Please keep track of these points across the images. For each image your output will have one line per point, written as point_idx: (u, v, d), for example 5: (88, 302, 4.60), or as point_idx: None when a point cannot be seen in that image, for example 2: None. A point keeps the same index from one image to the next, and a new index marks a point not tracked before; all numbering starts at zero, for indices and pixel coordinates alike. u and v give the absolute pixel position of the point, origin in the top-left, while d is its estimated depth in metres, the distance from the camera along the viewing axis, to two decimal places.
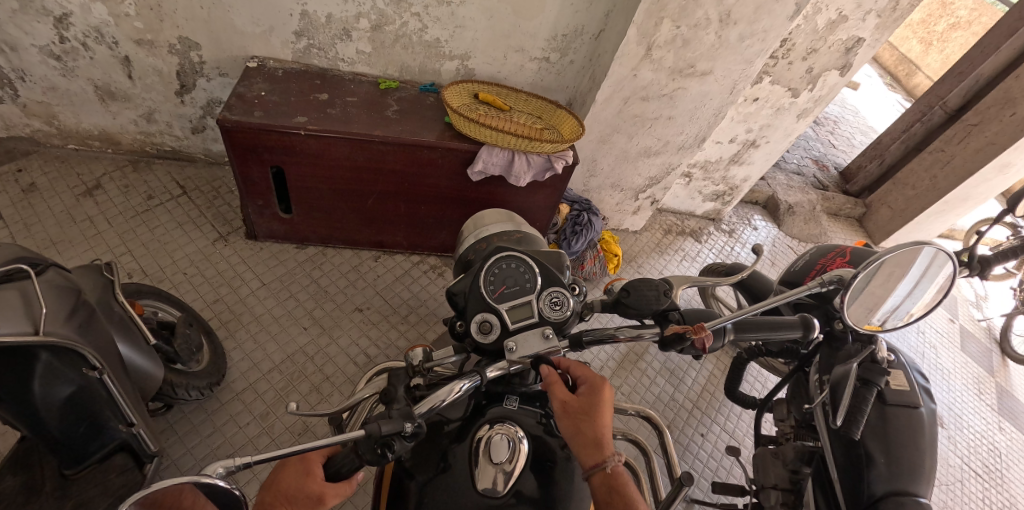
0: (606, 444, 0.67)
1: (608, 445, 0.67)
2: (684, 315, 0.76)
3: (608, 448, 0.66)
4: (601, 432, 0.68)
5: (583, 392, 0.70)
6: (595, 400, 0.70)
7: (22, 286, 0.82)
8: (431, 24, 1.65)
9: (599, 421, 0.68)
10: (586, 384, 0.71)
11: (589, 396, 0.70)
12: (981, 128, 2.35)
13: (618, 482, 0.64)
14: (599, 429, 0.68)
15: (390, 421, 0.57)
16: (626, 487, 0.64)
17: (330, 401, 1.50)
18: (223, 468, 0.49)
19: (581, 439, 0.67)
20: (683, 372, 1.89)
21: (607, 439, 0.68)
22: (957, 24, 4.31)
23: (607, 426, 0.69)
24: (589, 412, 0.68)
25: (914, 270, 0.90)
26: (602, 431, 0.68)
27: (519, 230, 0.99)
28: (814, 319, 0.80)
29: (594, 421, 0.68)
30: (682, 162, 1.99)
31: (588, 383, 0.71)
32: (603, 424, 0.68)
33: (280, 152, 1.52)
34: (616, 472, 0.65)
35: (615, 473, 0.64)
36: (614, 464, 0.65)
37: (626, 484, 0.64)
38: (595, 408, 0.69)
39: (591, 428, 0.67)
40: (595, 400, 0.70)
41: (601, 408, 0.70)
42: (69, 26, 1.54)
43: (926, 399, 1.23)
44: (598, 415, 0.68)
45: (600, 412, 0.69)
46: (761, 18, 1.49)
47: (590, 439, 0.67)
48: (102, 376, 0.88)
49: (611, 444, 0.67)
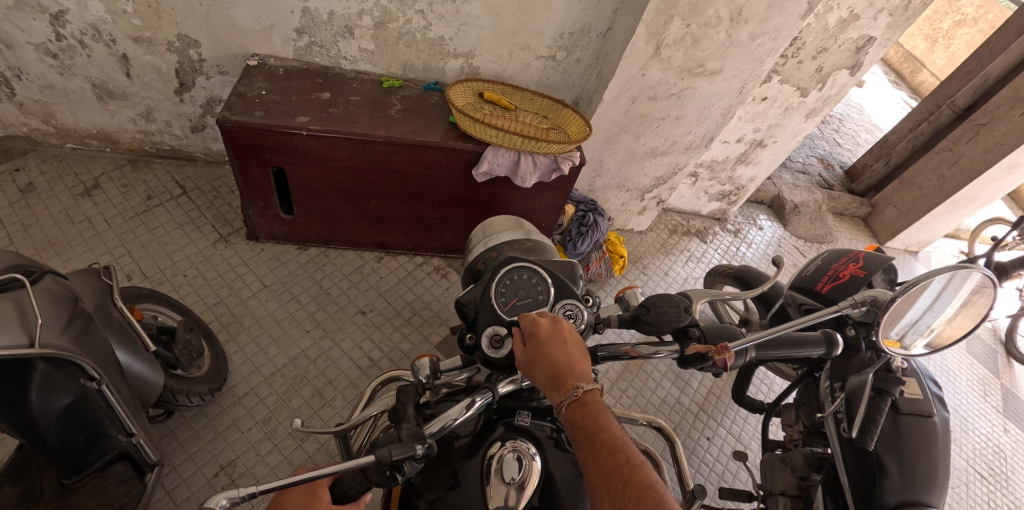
0: (565, 378, 0.63)
1: (569, 378, 0.63)
2: (705, 331, 0.74)
3: (566, 381, 0.62)
4: (557, 369, 0.64)
5: (530, 338, 0.67)
6: (545, 341, 0.66)
7: (16, 295, 0.78)
8: (435, 21, 1.62)
9: (551, 359, 0.65)
10: (533, 329, 0.68)
11: (537, 340, 0.67)
12: (989, 127, 2.31)
13: (585, 415, 0.60)
14: (554, 367, 0.64)
15: (401, 445, 0.55)
16: (596, 416, 0.61)
17: (333, 405, 1.48)
18: (227, 500, 0.47)
19: (540, 384, 0.65)
20: (688, 375, 1.88)
21: (567, 372, 0.63)
22: (963, 21, 4.27)
23: (570, 358, 0.65)
24: (537, 355, 0.65)
25: (933, 287, 0.87)
26: (557, 368, 0.64)
27: (530, 238, 0.97)
28: (836, 335, 0.82)
29: (546, 361, 0.65)
30: (689, 162, 1.96)
31: (536, 327, 0.68)
32: (558, 360, 0.64)
33: (282, 153, 1.49)
34: (580, 405, 0.61)
35: (579, 407, 0.61)
36: (573, 397, 0.61)
37: (595, 413, 0.61)
38: (546, 349, 0.65)
39: (544, 371, 0.64)
40: (546, 341, 0.66)
41: (552, 346, 0.66)
42: (66, 23, 1.51)
43: (939, 406, 1.21)
44: (548, 356, 0.65)
45: (550, 352, 0.65)
46: (772, 16, 1.45)
47: (547, 381, 0.64)
48: (100, 387, 0.85)
49: (572, 377, 0.63)
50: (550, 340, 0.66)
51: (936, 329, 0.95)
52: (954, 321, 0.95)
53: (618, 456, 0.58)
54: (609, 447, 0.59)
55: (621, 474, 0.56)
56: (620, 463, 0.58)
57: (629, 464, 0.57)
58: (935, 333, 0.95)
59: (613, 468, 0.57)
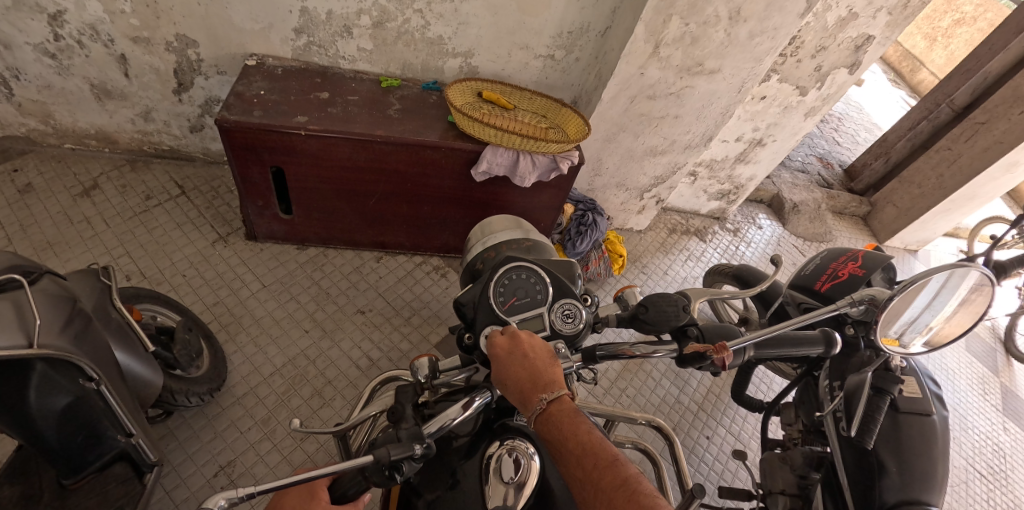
0: (529, 392, 0.63)
1: (533, 391, 0.63)
2: (703, 330, 0.74)
3: (531, 395, 0.62)
4: (521, 384, 0.64)
5: (492, 357, 0.67)
6: (505, 359, 0.66)
7: (15, 296, 0.78)
8: (434, 21, 1.62)
9: (515, 375, 0.64)
10: (493, 349, 0.67)
11: (498, 360, 0.66)
12: (988, 126, 2.31)
13: (553, 427, 0.61)
14: (519, 382, 0.64)
15: (400, 445, 0.55)
16: (565, 426, 0.60)
17: (332, 405, 1.48)
18: (225, 500, 0.47)
19: (510, 400, 0.65)
20: (688, 375, 1.88)
21: (531, 385, 0.63)
22: (962, 19, 4.26)
23: (534, 370, 0.64)
24: (500, 373, 0.65)
25: (932, 286, 0.87)
26: (520, 383, 0.64)
27: (529, 237, 0.97)
28: (834, 334, 0.82)
29: (510, 378, 0.65)
30: (688, 161, 1.96)
31: (495, 347, 0.67)
32: (521, 375, 0.64)
33: (281, 152, 1.49)
34: (547, 417, 0.61)
35: (546, 420, 0.61)
36: (539, 411, 0.61)
37: (563, 423, 0.61)
38: (508, 367, 0.65)
39: (510, 387, 0.64)
40: (507, 359, 0.66)
41: (512, 362, 0.65)
42: (64, 23, 1.51)
43: (938, 405, 1.21)
44: (510, 373, 0.65)
45: (512, 369, 0.65)
46: (771, 14, 1.45)
47: (514, 396, 0.64)
48: (99, 387, 0.85)
49: (536, 390, 0.63)
50: (510, 358, 0.66)
51: (936, 328, 0.95)
52: (952, 320, 0.95)
53: (590, 462, 0.59)
54: (580, 455, 0.59)
55: (594, 482, 0.57)
56: (592, 468, 0.58)
57: (602, 467, 0.58)
58: (934, 331, 0.95)
59: (586, 476, 0.58)
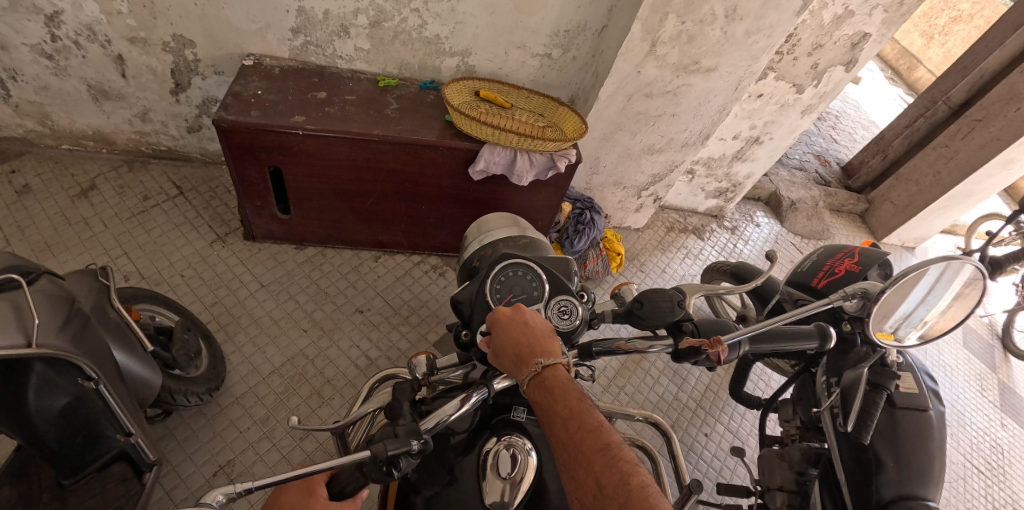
0: (526, 358, 0.64)
1: (530, 358, 0.64)
2: (698, 326, 0.75)
3: (527, 360, 0.63)
4: (519, 350, 0.65)
5: (495, 324, 0.68)
6: (507, 326, 0.66)
7: (14, 296, 0.79)
8: (431, 20, 1.62)
9: (513, 342, 0.65)
10: (497, 316, 0.68)
11: (500, 327, 0.67)
12: (984, 123, 2.32)
13: (544, 392, 0.61)
14: (516, 349, 0.65)
15: (397, 440, 0.55)
16: (556, 393, 0.61)
17: (331, 404, 1.48)
18: (223, 495, 0.48)
19: (505, 366, 0.66)
20: (686, 372, 1.88)
21: (529, 352, 0.64)
22: (958, 17, 4.28)
23: (533, 339, 0.65)
24: (500, 338, 0.66)
25: (926, 279, 0.88)
26: (519, 348, 0.64)
27: (525, 235, 0.97)
28: (829, 328, 0.82)
29: (508, 344, 0.65)
30: (686, 159, 1.97)
31: (499, 314, 0.68)
32: (520, 342, 0.65)
33: (278, 152, 1.49)
34: (540, 382, 0.62)
35: (539, 384, 0.62)
36: (533, 376, 0.62)
37: (555, 391, 0.61)
38: (509, 334, 0.66)
39: (508, 352, 0.65)
40: (509, 326, 0.67)
41: (513, 329, 0.66)
42: (61, 24, 1.51)
43: (935, 400, 1.22)
44: (510, 340, 0.66)
45: (512, 336, 0.66)
46: (767, 13, 1.46)
47: (511, 361, 0.65)
48: (97, 386, 0.85)
49: (534, 355, 0.64)
50: (512, 326, 0.67)
51: (930, 322, 0.96)
52: (947, 314, 0.95)
53: (575, 427, 0.59)
54: (567, 419, 0.59)
55: (577, 446, 0.58)
56: (577, 433, 0.59)
57: (587, 435, 0.59)
58: (929, 326, 0.96)
59: (570, 440, 0.59)
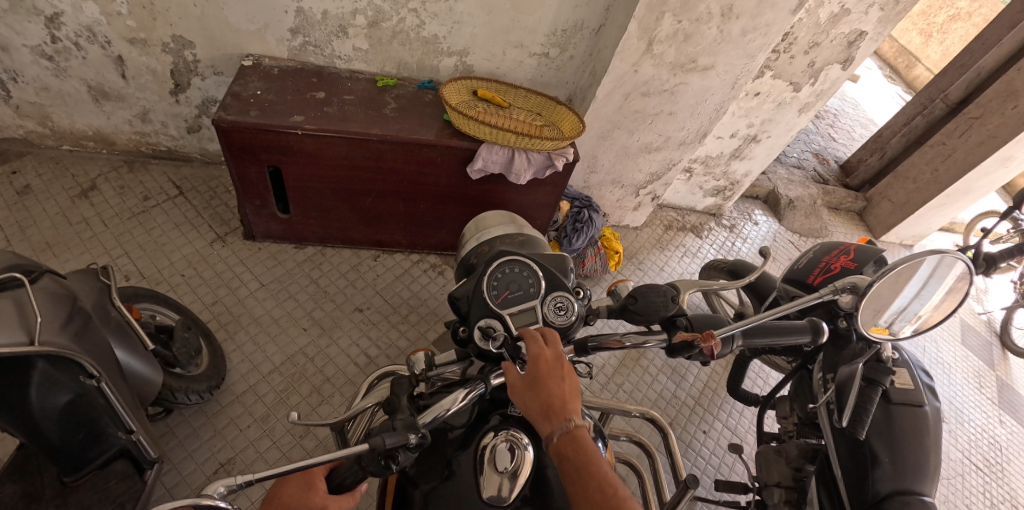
0: (558, 409, 0.62)
1: (560, 410, 0.62)
2: (692, 321, 0.76)
3: (559, 414, 0.62)
4: (551, 402, 0.63)
5: (527, 369, 0.66)
6: (543, 373, 0.65)
7: (16, 294, 0.80)
8: (429, 20, 1.63)
9: (546, 392, 0.64)
10: (536, 357, 0.66)
11: (536, 369, 0.65)
12: (982, 121, 2.33)
13: (575, 449, 0.60)
14: (548, 399, 0.63)
15: (394, 433, 0.56)
16: (585, 453, 0.60)
17: (331, 402, 1.49)
18: (224, 487, 0.50)
19: (530, 410, 0.64)
20: (684, 370, 1.89)
21: (560, 404, 0.63)
22: (957, 15, 4.27)
23: (566, 393, 0.64)
24: (533, 386, 0.64)
25: (921, 272, 0.90)
26: (552, 400, 0.63)
27: (522, 232, 0.98)
28: (821, 323, 0.83)
29: (540, 394, 0.64)
30: (683, 157, 1.97)
31: (539, 356, 0.66)
32: (553, 393, 0.64)
33: (277, 152, 1.50)
34: (571, 438, 0.60)
35: (569, 440, 0.60)
36: (565, 428, 0.61)
37: (584, 448, 0.60)
38: (543, 379, 0.65)
39: (539, 401, 0.63)
40: (545, 372, 0.65)
41: (548, 378, 0.65)
42: (61, 25, 1.52)
43: (931, 396, 1.23)
44: (543, 388, 0.64)
45: (546, 383, 0.64)
46: (763, 11, 1.46)
47: (540, 412, 0.63)
48: (99, 383, 0.87)
49: (567, 410, 0.62)
50: (549, 373, 0.65)
51: (924, 316, 0.97)
52: (941, 308, 0.96)
53: (603, 489, 0.58)
54: (597, 479, 0.58)
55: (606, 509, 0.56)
56: (605, 495, 0.57)
57: (615, 498, 0.57)
58: (923, 320, 0.97)
59: (597, 502, 0.57)
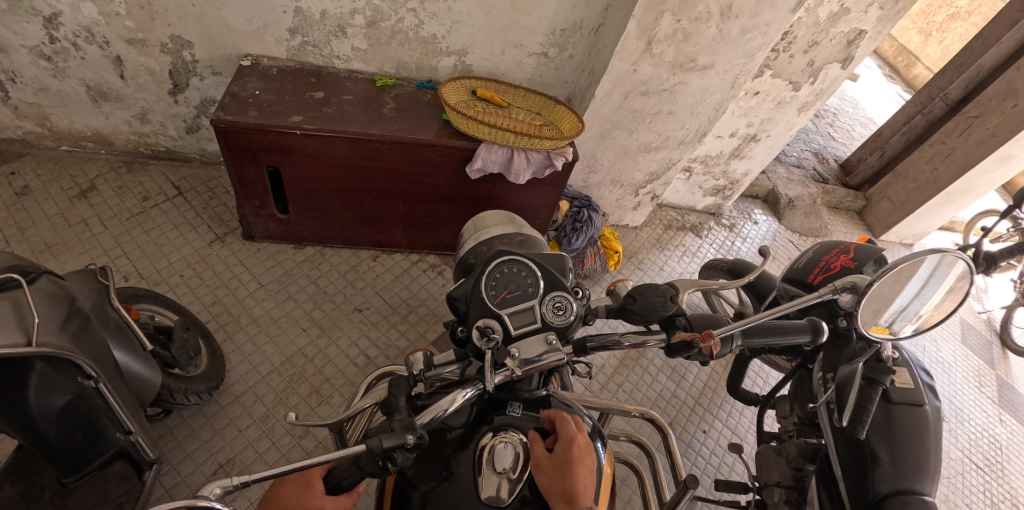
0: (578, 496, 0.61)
1: (579, 498, 0.62)
2: (691, 320, 0.76)
3: (577, 501, 0.61)
4: (571, 486, 0.63)
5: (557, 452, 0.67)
6: (570, 456, 0.66)
7: (14, 296, 0.80)
8: (428, 20, 1.63)
9: (569, 476, 0.64)
10: (569, 441, 0.68)
11: (566, 452, 0.66)
12: (981, 120, 2.33)
13: None
14: (569, 483, 0.63)
15: (392, 433, 0.56)
16: None
17: (330, 403, 1.49)
18: (221, 488, 0.50)
19: (550, 490, 0.64)
20: (684, 369, 1.89)
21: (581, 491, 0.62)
22: (957, 13, 4.25)
23: (587, 485, 0.63)
24: (558, 467, 0.65)
25: (921, 271, 0.90)
26: (572, 484, 0.63)
27: (521, 232, 0.98)
28: (821, 323, 0.83)
29: (563, 477, 0.64)
30: (682, 157, 1.97)
31: (572, 439, 0.68)
32: (576, 479, 0.63)
33: (276, 152, 1.50)
34: None
35: None
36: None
37: None
38: (570, 463, 0.65)
39: (560, 484, 0.63)
40: (574, 456, 0.66)
41: (576, 465, 0.65)
42: (59, 26, 1.51)
43: (931, 395, 1.22)
44: (568, 471, 0.64)
45: (574, 468, 0.65)
46: (762, 11, 1.46)
47: (559, 495, 0.62)
48: (97, 385, 0.86)
49: (585, 500, 0.61)
50: (576, 459, 0.66)
51: (924, 316, 0.97)
52: (941, 307, 0.95)
53: None
54: None
55: None
56: None
57: None
58: (923, 320, 0.97)
59: None
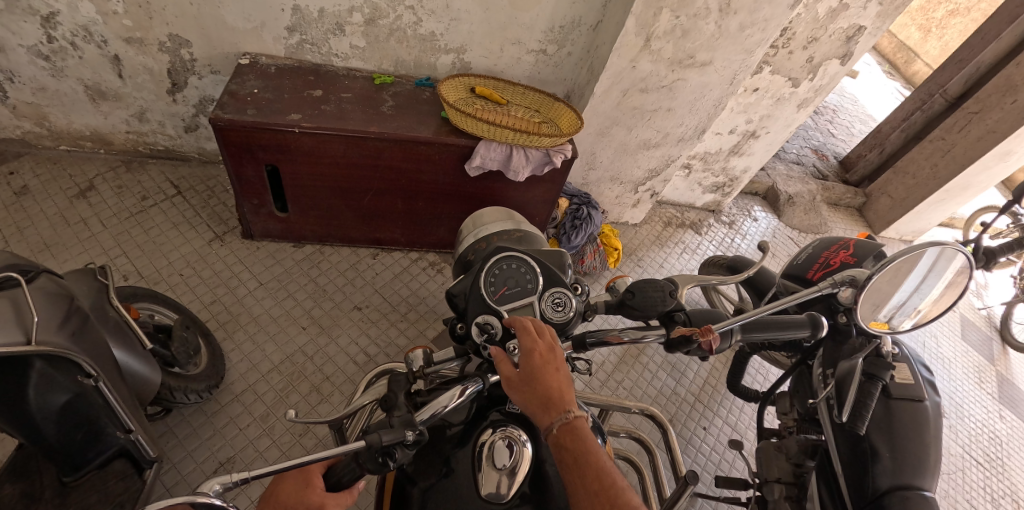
0: (557, 402, 0.62)
1: (559, 402, 0.62)
2: (690, 315, 0.76)
3: (557, 406, 0.61)
4: (548, 393, 0.62)
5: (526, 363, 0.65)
6: (538, 363, 0.64)
7: (13, 295, 0.80)
8: (426, 17, 1.62)
9: (543, 385, 0.63)
10: (532, 349, 0.65)
11: (529, 364, 0.64)
12: (981, 116, 2.33)
13: (573, 439, 0.59)
14: (546, 391, 0.62)
15: (392, 430, 0.56)
16: (583, 443, 0.59)
17: (330, 401, 1.50)
18: (220, 484, 0.50)
19: (528, 406, 0.63)
20: (684, 366, 1.89)
21: (558, 397, 0.62)
22: (956, 10, 4.24)
23: (562, 384, 0.64)
24: (530, 380, 0.63)
25: (920, 265, 0.90)
26: (549, 391, 0.62)
27: (519, 228, 0.98)
28: (820, 317, 0.83)
29: (539, 386, 0.63)
30: (681, 154, 1.97)
31: (533, 349, 0.65)
32: (550, 386, 0.63)
33: (275, 150, 1.49)
34: (570, 429, 0.60)
35: (569, 431, 0.60)
36: (564, 420, 0.60)
37: (583, 439, 0.60)
38: (540, 374, 0.64)
39: (536, 395, 0.62)
40: (541, 367, 0.64)
41: (546, 373, 0.64)
42: (57, 25, 1.51)
43: (931, 391, 1.22)
44: (541, 379, 0.63)
45: (544, 379, 0.63)
46: (760, 7, 1.46)
47: (537, 404, 0.62)
48: (97, 383, 0.86)
49: (564, 402, 0.62)
50: (542, 366, 0.64)
51: (924, 311, 0.97)
52: (940, 302, 0.96)
53: (605, 480, 0.57)
54: (598, 470, 0.58)
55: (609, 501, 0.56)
56: (607, 486, 0.57)
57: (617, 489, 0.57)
58: (923, 314, 0.96)
59: (599, 494, 0.56)
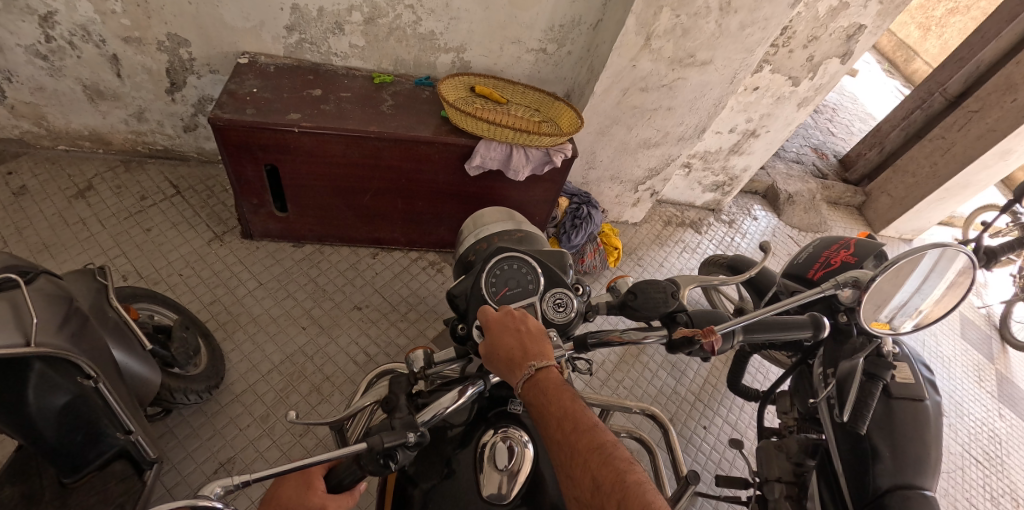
0: (519, 360, 0.65)
1: (521, 360, 0.65)
2: (692, 316, 0.75)
3: (519, 364, 0.65)
4: (511, 354, 0.66)
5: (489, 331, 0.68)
6: (498, 329, 0.67)
7: (12, 296, 0.79)
8: (425, 16, 1.62)
9: (504, 347, 0.66)
10: (490, 317, 0.69)
11: (490, 329, 0.68)
12: (981, 114, 2.33)
13: (538, 393, 0.64)
14: (507, 353, 0.66)
15: (393, 432, 0.56)
16: (547, 394, 0.63)
17: (330, 401, 1.49)
18: (221, 487, 0.50)
19: (496, 369, 0.67)
20: (684, 365, 1.89)
21: (520, 355, 0.65)
22: (956, 8, 4.23)
23: (523, 342, 0.66)
24: (492, 346, 0.67)
25: (922, 266, 0.89)
26: (510, 353, 0.66)
27: (521, 229, 0.98)
28: (823, 317, 0.83)
29: (501, 349, 0.66)
30: (682, 153, 1.97)
31: (491, 317, 0.69)
32: (511, 347, 0.66)
33: (274, 150, 1.49)
34: (534, 383, 0.64)
35: (534, 386, 0.64)
36: (527, 377, 0.64)
37: (546, 391, 0.63)
38: (501, 337, 0.67)
39: (500, 358, 0.66)
40: (500, 331, 0.67)
41: (505, 336, 0.67)
42: (55, 24, 1.50)
43: (931, 390, 1.22)
44: (500, 344, 0.66)
45: (504, 342, 0.66)
46: (761, 6, 1.46)
47: (503, 366, 0.66)
48: (97, 385, 0.85)
49: (526, 359, 0.65)
50: (502, 329, 0.67)
51: (925, 311, 0.97)
52: (941, 303, 0.96)
53: (569, 426, 0.62)
54: (562, 417, 0.62)
55: (572, 445, 0.61)
56: (571, 431, 0.62)
57: (583, 433, 0.62)
58: (924, 314, 0.97)
59: (564, 439, 0.62)
